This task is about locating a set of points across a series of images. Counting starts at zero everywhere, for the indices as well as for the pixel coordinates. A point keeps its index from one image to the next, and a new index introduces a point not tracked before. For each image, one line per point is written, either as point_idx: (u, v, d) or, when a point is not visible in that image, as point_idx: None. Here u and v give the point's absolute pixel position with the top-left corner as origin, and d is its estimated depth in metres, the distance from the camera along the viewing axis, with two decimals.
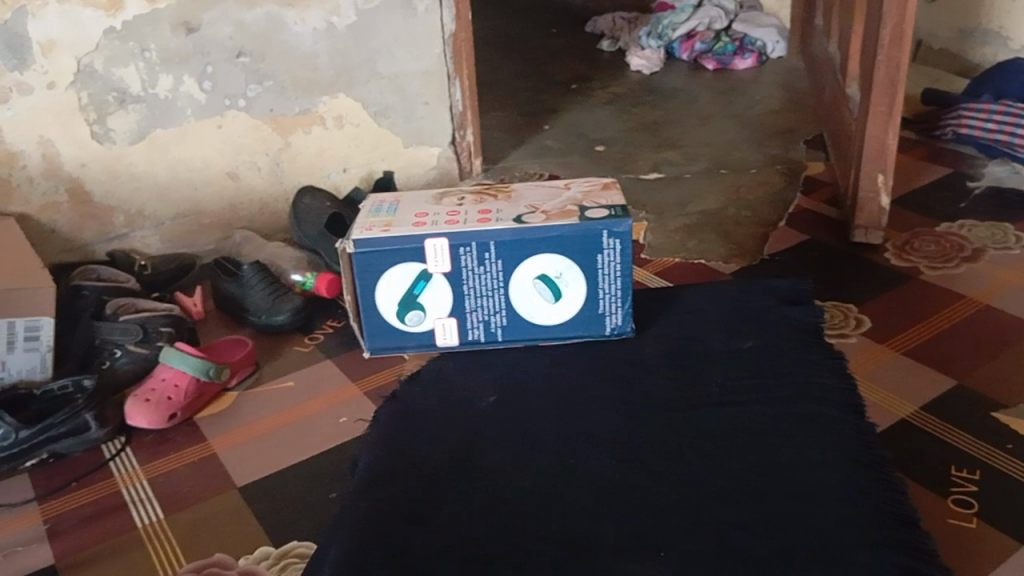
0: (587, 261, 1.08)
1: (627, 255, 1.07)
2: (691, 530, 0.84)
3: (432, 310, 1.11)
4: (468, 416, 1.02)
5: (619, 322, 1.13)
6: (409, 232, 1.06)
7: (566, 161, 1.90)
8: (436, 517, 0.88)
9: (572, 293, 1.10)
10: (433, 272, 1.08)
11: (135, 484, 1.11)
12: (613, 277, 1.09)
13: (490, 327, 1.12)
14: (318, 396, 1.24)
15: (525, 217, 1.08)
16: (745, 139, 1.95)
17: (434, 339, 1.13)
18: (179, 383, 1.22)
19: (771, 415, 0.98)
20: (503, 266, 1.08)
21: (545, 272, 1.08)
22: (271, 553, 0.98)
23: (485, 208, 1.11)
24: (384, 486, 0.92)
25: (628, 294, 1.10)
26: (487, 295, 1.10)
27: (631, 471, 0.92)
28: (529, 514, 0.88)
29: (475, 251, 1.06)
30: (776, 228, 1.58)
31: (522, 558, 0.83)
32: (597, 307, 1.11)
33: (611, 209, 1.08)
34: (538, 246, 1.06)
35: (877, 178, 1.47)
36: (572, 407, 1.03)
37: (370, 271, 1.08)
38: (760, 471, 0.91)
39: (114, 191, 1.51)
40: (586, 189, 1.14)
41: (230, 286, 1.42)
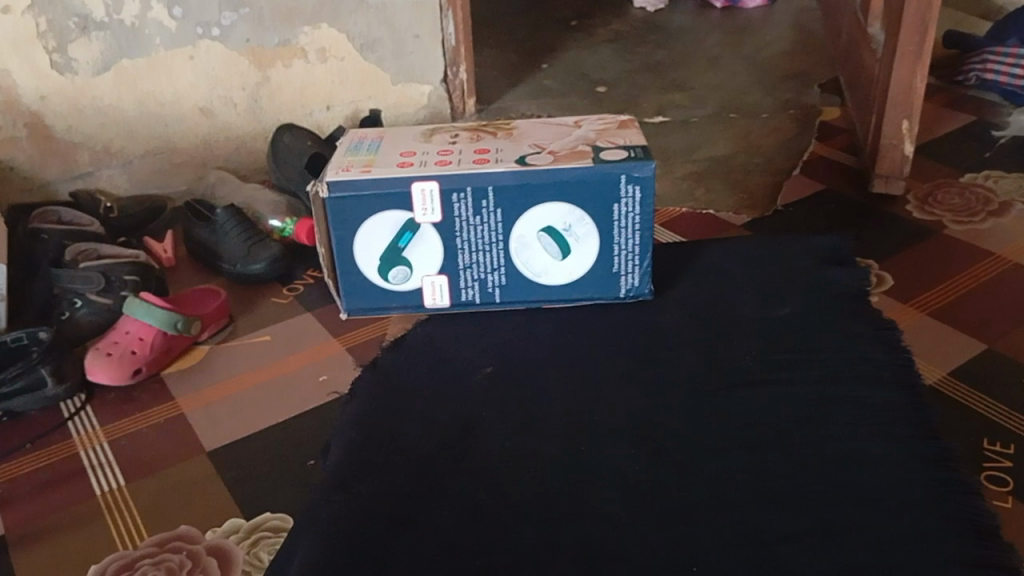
0: (599, 211, 0.97)
1: (645, 205, 0.97)
2: (703, 521, 0.77)
3: (420, 267, 1.01)
4: (458, 387, 0.93)
5: (636, 283, 1.03)
6: (393, 174, 0.96)
7: (565, 102, 1.78)
8: (422, 504, 0.80)
9: (581, 249, 1.00)
10: (421, 222, 0.97)
11: (95, 446, 1.02)
12: (630, 231, 0.99)
13: (485, 287, 1.02)
14: (297, 352, 1.15)
15: (530, 158, 0.97)
16: (755, 83, 1.83)
17: (422, 299, 1.03)
18: (143, 336, 1.12)
19: (792, 392, 0.90)
20: (503, 216, 0.97)
21: (550, 225, 0.98)
22: (241, 526, 0.89)
23: (483, 147, 1.00)
24: (365, 470, 0.84)
25: (648, 251, 1.00)
26: (484, 250, 1.00)
27: (637, 454, 0.84)
28: (524, 503, 0.79)
29: (471, 199, 0.96)
30: (790, 177, 1.47)
31: (517, 554, 0.75)
32: (611, 266, 1.01)
33: (630, 151, 0.98)
34: (544, 195, 0.96)
35: (901, 125, 1.37)
36: (571, 377, 0.94)
37: (349, 220, 0.97)
38: (780, 455, 0.83)
39: (79, 127, 1.41)
40: (599, 128, 1.04)
41: (203, 231, 1.32)
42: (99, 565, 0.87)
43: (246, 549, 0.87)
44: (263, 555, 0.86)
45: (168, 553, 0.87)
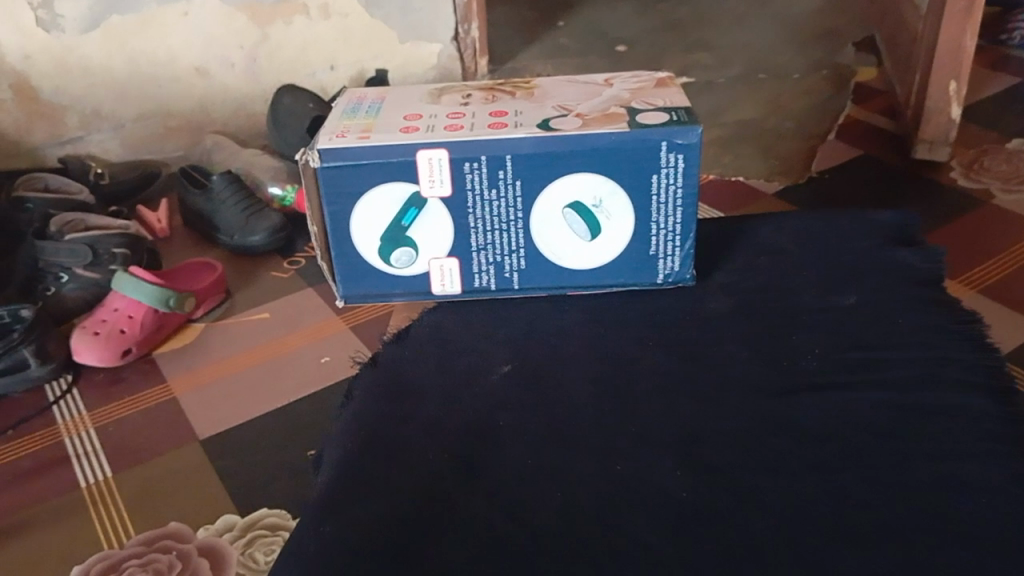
0: (636, 183, 0.70)
1: (688, 176, 0.70)
2: (820, 479, 0.58)
3: (424, 248, 0.74)
4: (466, 380, 0.70)
5: (676, 267, 0.76)
6: (395, 140, 0.69)
7: (581, 61, 1.69)
8: (439, 526, 0.57)
9: (615, 230, 0.73)
10: (428, 196, 0.71)
11: (81, 432, 0.95)
12: (672, 207, 0.72)
13: (502, 271, 0.75)
14: (298, 331, 1.07)
15: (556, 121, 0.70)
16: (785, 43, 1.72)
17: (428, 286, 0.76)
18: (133, 314, 1.04)
19: (908, 359, 0.67)
20: (523, 189, 0.71)
21: (576, 199, 0.71)
22: (236, 523, 0.82)
23: (499, 109, 0.73)
24: (365, 487, 0.60)
25: (693, 229, 0.73)
26: (498, 228, 0.73)
27: (731, 445, 0.61)
28: (583, 484, 0.59)
29: (487, 169, 0.69)
30: (825, 142, 1.38)
31: (572, 497, 0.58)
32: (649, 248, 0.74)
33: (672, 112, 0.70)
34: (568, 164, 0.69)
35: (949, 86, 1.27)
36: (600, 322, 0.74)
37: (340, 196, 0.71)
38: (923, 440, 0.60)
39: (66, 88, 1.33)
40: (634, 86, 0.76)
41: (198, 200, 1.24)
42: (82, 565, 0.80)
43: (241, 549, 0.79)
44: (259, 557, 0.78)
45: (156, 553, 0.80)
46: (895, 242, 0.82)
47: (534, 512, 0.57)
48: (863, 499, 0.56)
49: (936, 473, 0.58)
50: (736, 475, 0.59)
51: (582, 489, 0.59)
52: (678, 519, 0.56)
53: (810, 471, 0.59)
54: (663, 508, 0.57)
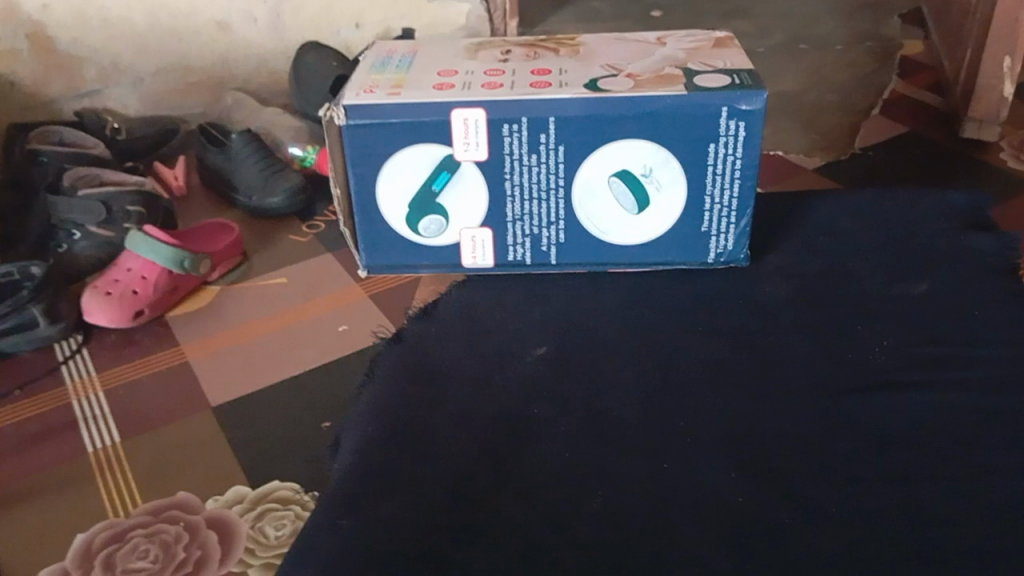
0: (689, 151, 0.66)
1: (749, 146, 0.65)
2: (878, 485, 0.54)
3: (456, 215, 0.69)
4: (498, 360, 0.66)
5: (729, 246, 0.71)
6: (429, 97, 0.64)
7: (615, 26, 1.63)
8: (471, 522, 0.53)
9: (664, 203, 0.68)
10: (462, 159, 0.66)
11: (89, 396, 0.91)
12: (728, 180, 0.67)
13: (539, 244, 0.71)
14: (319, 296, 1.03)
15: (604, 80, 0.65)
16: (827, 14, 1.66)
17: (458, 257, 0.72)
18: (146, 275, 1.01)
19: (970, 356, 0.63)
20: (566, 155, 0.66)
21: (622, 168, 0.67)
22: (246, 496, 0.79)
23: (542, 67, 0.68)
24: (390, 476, 0.57)
25: (750, 204, 0.68)
26: (537, 196, 0.68)
27: (778, 443, 0.57)
28: (624, 481, 0.55)
29: (528, 132, 0.65)
30: (869, 117, 1.32)
31: (613, 496, 0.54)
32: (699, 224, 0.70)
33: (733, 75, 0.65)
34: (615, 130, 0.65)
35: (1002, 62, 1.20)
36: (639, 303, 0.70)
37: (367, 157, 0.66)
38: (990, 449, 0.56)
39: (83, 39, 1.28)
40: (689, 46, 0.71)
41: (217, 158, 1.20)
42: (87, 534, 0.76)
43: (250, 523, 0.76)
44: (270, 532, 0.75)
45: (164, 524, 0.76)
46: (953, 223, 0.77)
47: (574, 511, 0.54)
48: (925, 508, 0.52)
49: (1003, 484, 0.54)
50: (788, 477, 0.55)
51: (622, 488, 0.55)
52: (725, 524, 0.52)
53: (866, 475, 0.55)
54: (711, 511, 0.53)
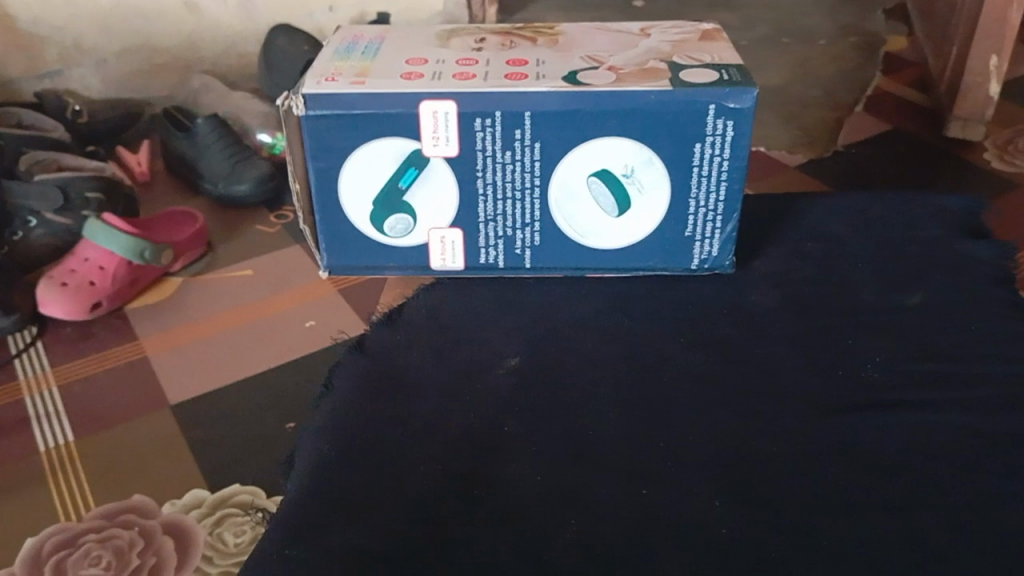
0: (673, 151, 0.63)
1: (737, 147, 0.62)
2: (866, 509, 0.52)
3: (426, 215, 0.66)
4: (469, 368, 0.63)
5: (714, 252, 0.68)
6: (396, 88, 0.61)
7: (597, 15, 1.59)
8: (439, 545, 0.51)
9: (647, 206, 0.65)
10: (431, 155, 0.63)
11: (42, 391, 0.87)
12: (713, 183, 0.64)
13: (512, 246, 0.68)
14: (285, 292, 0.99)
15: (585, 73, 0.62)
16: (812, 9, 1.64)
17: (426, 259, 0.69)
18: (104, 266, 0.97)
19: (961, 372, 0.61)
20: (542, 153, 0.63)
21: (601, 167, 0.64)
22: (204, 500, 0.75)
23: (518, 57, 0.65)
24: (351, 497, 0.54)
25: (736, 209, 0.66)
26: (511, 196, 0.65)
27: (759, 463, 0.55)
28: (600, 503, 0.53)
29: (502, 127, 0.61)
30: (852, 113, 1.30)
31: (587, 518, 0.52)
32: (683, 228, 0.67)
33: (721, 70, 0.62)
34: (594, 127, 0.61)
35: (989, 59, 1.18)
36: (618, 310, 0.67)
37: (328, 151, 0.63)
38: (984, 475, 0.54)
39: (44, 18, 1.24)
40: (675, 38, 0.67)
41: (182, 144, 1.16)
42: (35, 538, 0.73)
43: (208, 529, 0.73)
44: (228, 539, 0.72)
45: (117, 529, 0.73)
46: (942, 228, 0.74)
47: (548, 536, 0.51)
48: (916, 538, 0.50)
49: (997, 512, 0.52)
50: (771, 499, 0.52)
51: (599, 510, 0.52)
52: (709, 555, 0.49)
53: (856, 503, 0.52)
54: (691, 536, 0.50)
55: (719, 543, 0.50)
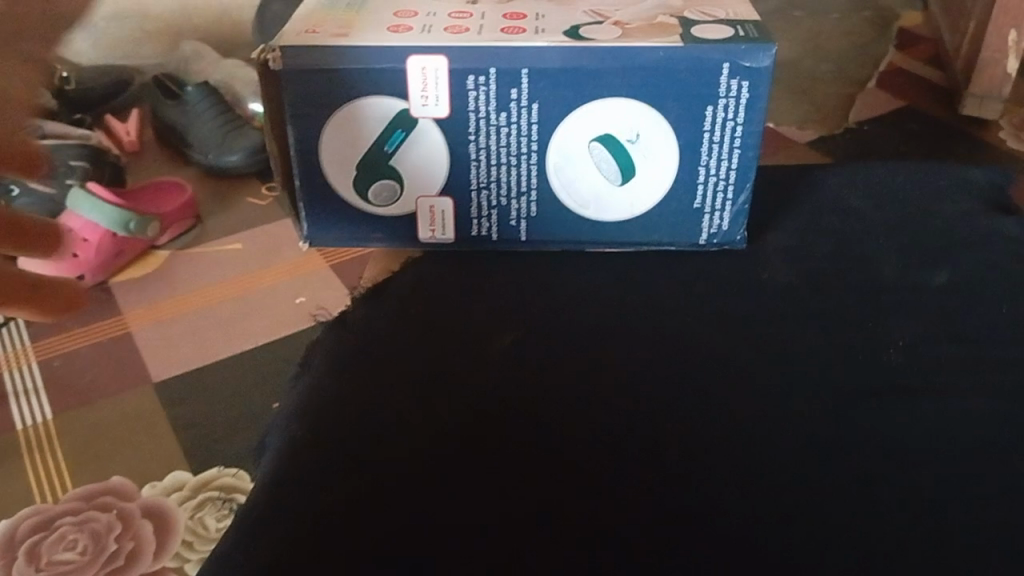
0: (677, 116, 0.49)
1: (750, 112, 0.49)
2: None
3: (415, 181, 0.52)
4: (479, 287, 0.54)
5: (722, 227, 0.54)
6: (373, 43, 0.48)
7: None
8: None
9: (644, 179, 0.52)
10: (420, 116, 0.49)
11: (21, 367, 0.84)
12: (725, 153, 0.51)
13: (506, 217, 0.54)
14: (274, 266, 0.95)
15: (589, 28, 0.49)
16: None
17: (414, 230, 0.54)
18: (88, 237, 0.92)
19: None
20: (540, 116, 0.49)
21: (601, 131, 0.50)
22: (185, 482, 0.72)
23: (514, 9, 0.51)
24: None
25: (750, 178, 0.52)
26: (478, 169, 0.52)
27: (813, 405, 0.47)
28: (642, 455, 0.44)
29: (479, 88, 0.48)
30: (864, 89, 1.26)
31: None
32: (685, 204, 0.53)
33: (740, 27, 0.49)
34: (604, 84, 0.48)
35: (1008, 34, 1.14)
36: None
37: (307, 108, 0.49)
38: None
39: None
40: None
41: (172, 113, 1.12)
42: (10, 520, 0.70)
43: (188, 513, 0.70)
44: (209, 524, 0.69)
45: (94, 512, 0.70)
46: None
47: None
48: None
49: None
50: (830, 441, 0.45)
51: None
52: None
53: None
54: None
55: (787, 508, 0.42)
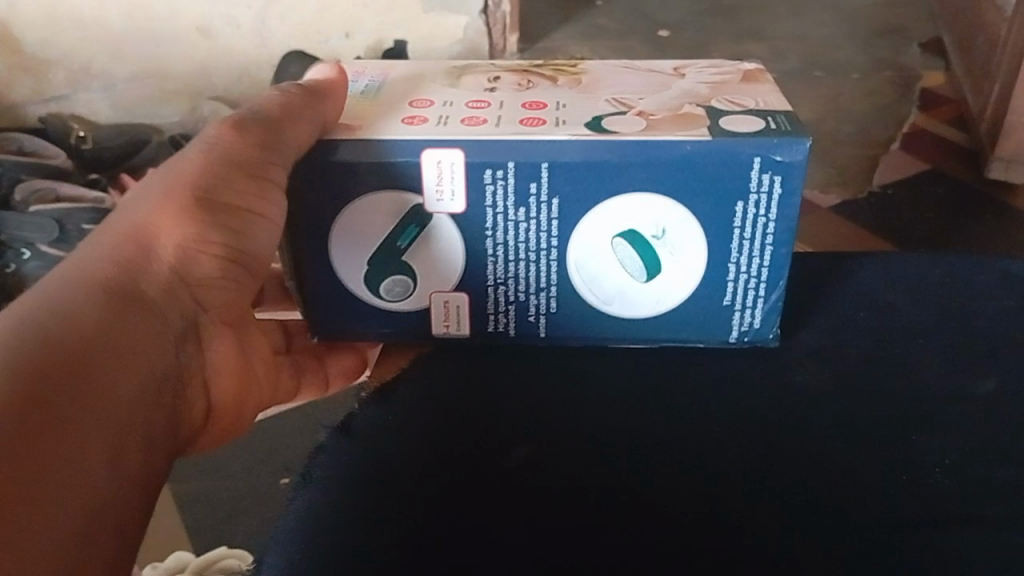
0: (709, 211, 0.47)
1: (785, 207, 0.46)
2: None
3: (431, 273, 0.50)
4: (492, 394, 0.51)
5: (756, 323, 0.51)
6: (392, 136, 0.47)
7: (619, 47, 1.57)
8: None
9: (680, 276, 0.49)
10: (435, 210, 0.48)
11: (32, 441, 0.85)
12: (759, 249, 0.48)
13: (523, 312, 0.51)
14: None
15: (612, 120, 0.47)
16: (846, 40, 1.58)
17: (426, 325, 0.52)
18: None
19: None
20: (561, 211, 0.47)
21: (626, 227, 0.48)
22: (187, 564, 0.75)
23: (535, 100, 0.50)
24: None
25: (783, 275, 0.49)
26: (503, 263, 0.50)
27: (852, 521, 0.43)
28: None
29: (501, 181, 0.46)
30: (888, 151, 1.24)
31: None
32: (718, 299, 0.50)
33: (769, 117, 0.47)
34: (626, 180, 0.46)
35: None
36: None
37: (327, 203, 0.48)
38: None
39: (53, 40, 1.32)
40: (713, 78, 0.52)
41: None
42: None
43: None
44: None
45: None
46: None
47: None
48: None
49: None
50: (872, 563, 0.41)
51: None
52: None
53: None
54: None
55: None
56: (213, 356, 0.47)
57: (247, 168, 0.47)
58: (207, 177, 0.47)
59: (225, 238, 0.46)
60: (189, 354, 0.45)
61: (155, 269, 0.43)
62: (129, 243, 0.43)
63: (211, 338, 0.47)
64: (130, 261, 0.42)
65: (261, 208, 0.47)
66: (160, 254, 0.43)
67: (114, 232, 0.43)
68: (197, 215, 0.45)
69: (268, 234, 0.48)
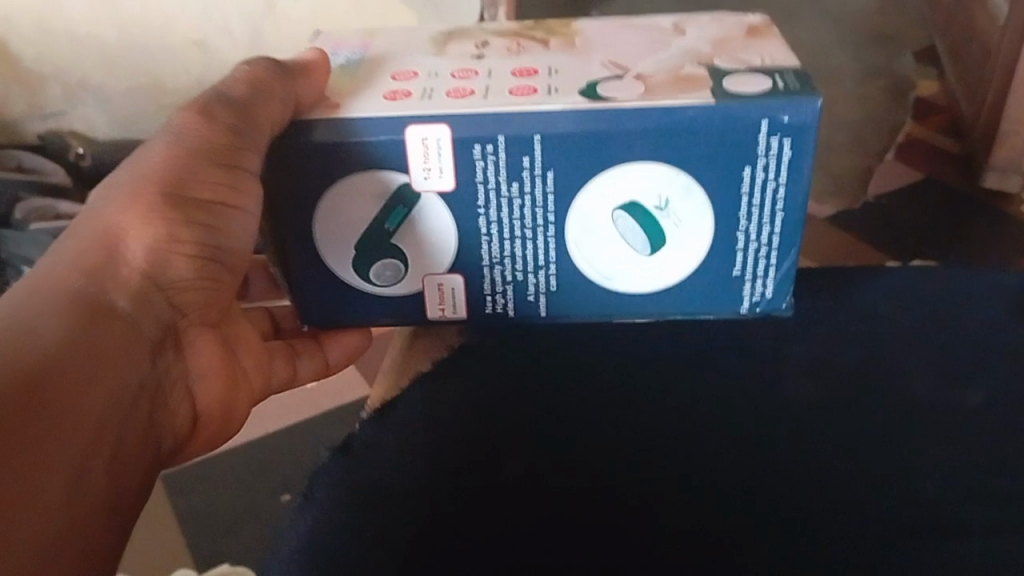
0: (716, 178, 0.47)
1: (795, 169, 0.46)
2: None
3: (421, 256, 0.50)
4: (493, 399, 0.52)
5: (767, 293, 0.51)
6: (380, 110, 0.46)
7: None
8: None
9: (688, 245, 0.49)
10: (423, 189, 0.48)
11: None
12: (771, 213, 0.48)
13: (521, 292, 0.52)
14: None
15: (607, 86, 0.47)
16: (839, 51, 1.60)
17: (420, 308, 0.52)
18: None
19: None
20: (556, 184, 0.47)
21: (628, 199, 0.48)
22: None
23: (526, 66, 0.50)
24: None
25: (797, 240, 0.49)
26: (509, 237, 0.50)
27: None
28: None
29: (497, 154, 0.47)
30: (883, 160, 1.25)
31: None
32: (727, 268, 0.50)
33: (778, 76, 0.47)
34: (628, 149, 0.46)
35: None
36: None
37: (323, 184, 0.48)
38: None
39: None
40: (714, 35, 0.52)
41: None
42: None
43: None
44: None
45: None
46: None
47: None
48: None
49: None
50: None
51: None
52: None
53: None
54: None
55: None
56: (191, 351, 0.50)
57: (216, 157, 0.48)
58: (177, 167, 0.48)
59: (200, 235, 0.49)
60: (164, 358, 0.48)
61: (125, 272, 0.45)
62: (97, 247, 0.45)
63: (189, 339, 0.50)
64: (98, 266, 0.44)
65: (235, 201, 0.49)
66: (129, 259, 0.46)
67: (84, 236, 0.45)
68: (168, 211, 0.47)
69: (243, 224, 0.50)
